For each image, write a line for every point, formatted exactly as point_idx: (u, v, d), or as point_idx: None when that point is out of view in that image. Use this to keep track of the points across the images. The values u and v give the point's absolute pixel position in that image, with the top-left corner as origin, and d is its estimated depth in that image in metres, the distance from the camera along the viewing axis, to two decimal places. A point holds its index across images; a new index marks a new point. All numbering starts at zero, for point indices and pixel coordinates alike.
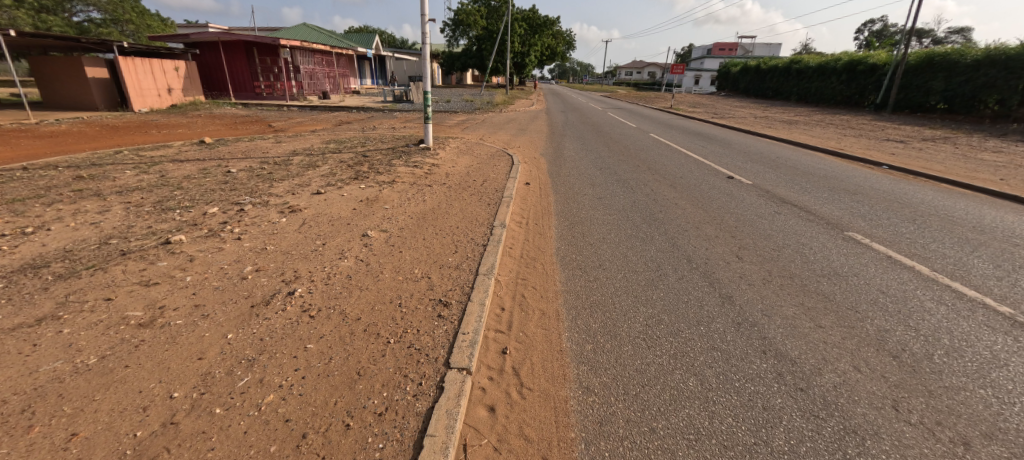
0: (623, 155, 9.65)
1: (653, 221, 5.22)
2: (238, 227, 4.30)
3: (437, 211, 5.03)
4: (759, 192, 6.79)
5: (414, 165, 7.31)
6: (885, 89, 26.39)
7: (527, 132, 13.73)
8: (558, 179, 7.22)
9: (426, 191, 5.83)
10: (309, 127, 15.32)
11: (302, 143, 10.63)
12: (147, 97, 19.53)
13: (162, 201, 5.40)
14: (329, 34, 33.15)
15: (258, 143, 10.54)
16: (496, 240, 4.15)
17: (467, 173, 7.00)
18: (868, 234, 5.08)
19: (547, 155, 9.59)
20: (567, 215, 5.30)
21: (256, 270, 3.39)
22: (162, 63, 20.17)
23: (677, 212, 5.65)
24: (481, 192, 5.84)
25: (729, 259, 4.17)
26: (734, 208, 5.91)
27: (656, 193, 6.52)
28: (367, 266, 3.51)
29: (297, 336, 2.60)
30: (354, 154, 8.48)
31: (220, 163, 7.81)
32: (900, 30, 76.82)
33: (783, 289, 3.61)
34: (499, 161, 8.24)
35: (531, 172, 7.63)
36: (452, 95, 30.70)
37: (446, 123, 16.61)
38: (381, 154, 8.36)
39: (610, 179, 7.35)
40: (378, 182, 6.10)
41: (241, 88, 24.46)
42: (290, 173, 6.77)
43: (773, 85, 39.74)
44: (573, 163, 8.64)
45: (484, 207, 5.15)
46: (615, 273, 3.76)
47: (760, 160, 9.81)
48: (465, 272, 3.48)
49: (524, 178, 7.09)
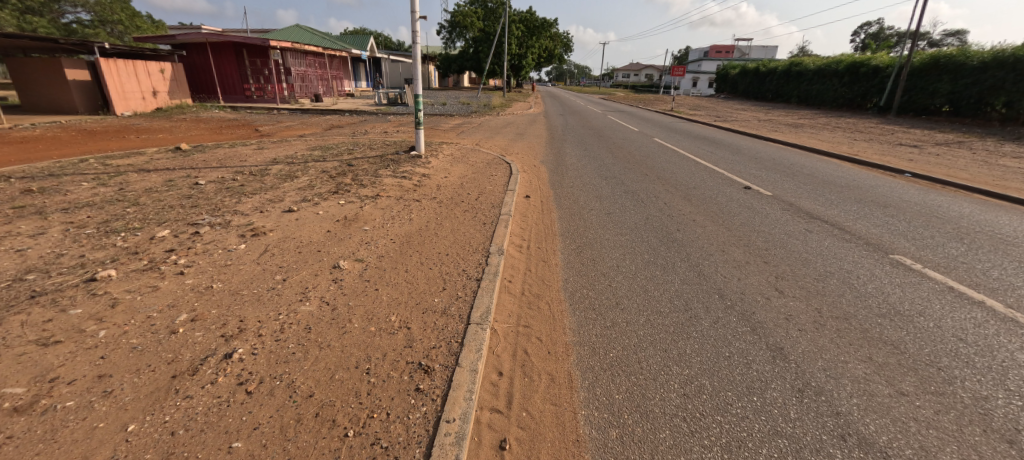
0: (628, 162, 9.02)
1: (671, 242, 4.58)
2: (184, 257, 3.61)
3: (425, 233, 4.37)
4: (782, 205, 6.15)
5: (403, 175, 6.63)
6: (888, 91, 25.91)
7: (526, 137, 13.09)
8: (560, 191, 6.57)
9: (414, 208, 5.14)
10: (297, 132, 14.64)
11: (286, 149, 9.96)
12: (130, 100, 18.80)
13: (109, 221, 4.70)
14: (323, 35, 32.47)
15: (239, 150, 9.86)
16: (493, 273, 3.47)
17: (461, 184, 6.33)
18: (916, 258, 4.43)
19: (548, 162, 8.93)
20: (573, 236, 4.64)
21: (192, 320, 2.71)
22: (146, 65, 19.43)
23: (697, 230, 5.01)
24: (476, 208, 5.16)
25: (768, 294, 3.51)
26: (759, 225, 5.27)
27: (670, 207, 5.88)
28: (332, 313, 2.83)
29: (223, 427, 1.92)
30: (338, 163, 7.79)
31: (190, 174, 7.12)
32: (897, 33, 76.80)
33: (843, 338, 2.94)
34: (497, 169, 7.58)
35: (531, 183, 6.97)
36: (449, 98, 30.06)
37: (441, 127, 15.94)
38: (367, 162, 7.68)
39: (618, 190, 6.72)
40: (360, 197, 5.42)
41: (229, 91, 23.73)
42: (263, 186, 6.09)
43: (774, 87, 39.26)
44: (576, 172, 8.00)
45: (478, 228, 4.49)
46: (637, 316, 3.08)
47: (775, 167, 9.18)
48: (455, 320, 2.80)
49: (524, 190, 6.43)
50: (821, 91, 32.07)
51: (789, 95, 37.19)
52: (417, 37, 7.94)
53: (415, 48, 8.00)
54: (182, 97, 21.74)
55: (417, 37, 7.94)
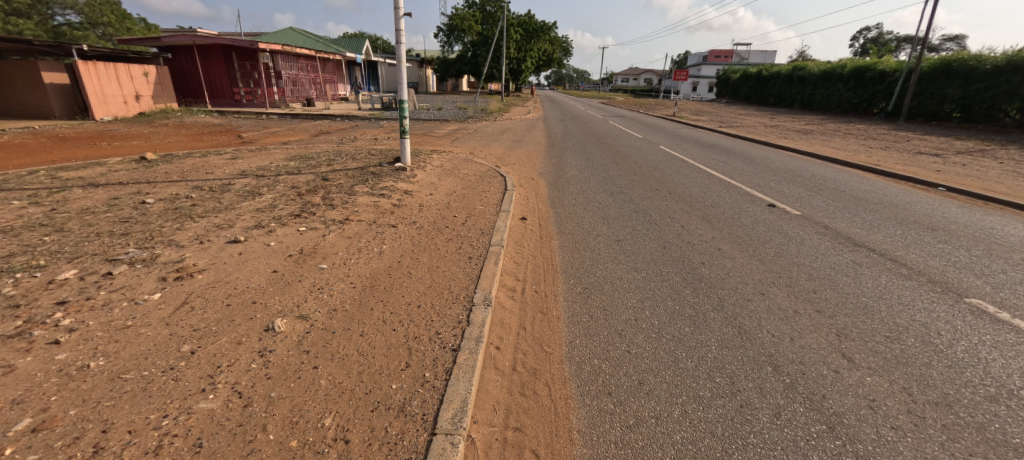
0: (636, 175, 8.22)
1: (698, 281, 3.77)
2: (73, 315, 2.76)
3: (395, 272, 3.53)
4: (817, 229, 5.34)
5: (382, 192, 5.81)
6: (896, 96, 25.21)
7: (523, 144, 12.28)
8: (561, 211, 5.75)
9: (388, 236, 4.29)
10: (282, 138, 13.82)
11: (262, 159, 9.14)
12: (110, 104, 17.99)
13: (12, 254, 3.86)
14: (317, 39, 31.72)
15: (210, 160, 9.02)
16: (475, 339, 2.62)
17: (448, 203, 5.51)
18: (1000, 304, 3.61)
19: (548, 175, 8.14)
20: (578, 274, 3.81)
21: (33, 429, 1.88)
22: (128, 68, 18.63)
23: (725, 263, 4.21)
24: (462, 237, 4.32)
25: (835, 365, 2.68)
26: (797, 255, 4.46)
27: (689, 231, 5.08)
28: (239, 416, 1.98)
29: None
30: (312, 176, 6.95)
31: (143, 190, 6.30)
32: (896, 39, 76.53)
33: (958, 444, 2.11)
34: (491, 183, 6.77)
35: (528, 200, 6.15)
36: (445, 102, 29.30)
37: (434, 134, 15.13)
38: (344, 176, 6.85)
39: (627, 209, 5.93)
40: (324, 221, 4.57)
41: (217, 95, 22.93)
42: (217, 207, 5.25)
43: (776, 91, 38.56)
44: (579, 187, 7.20)
45: (463, 266, 3.66)
46: (670, 409, 2.24)
47: (796, 180, 8.37)
48: (415, 425, 1.96)
49: (520, 210, 5.60)
50: (826, 95, 31.39)
51: (792, 100, 36.46)
52: (401, 36, 7.11)
53: (399, 48, 7.17)
54: (167, 101, 20.93)
55: (401, 37, 7.11)
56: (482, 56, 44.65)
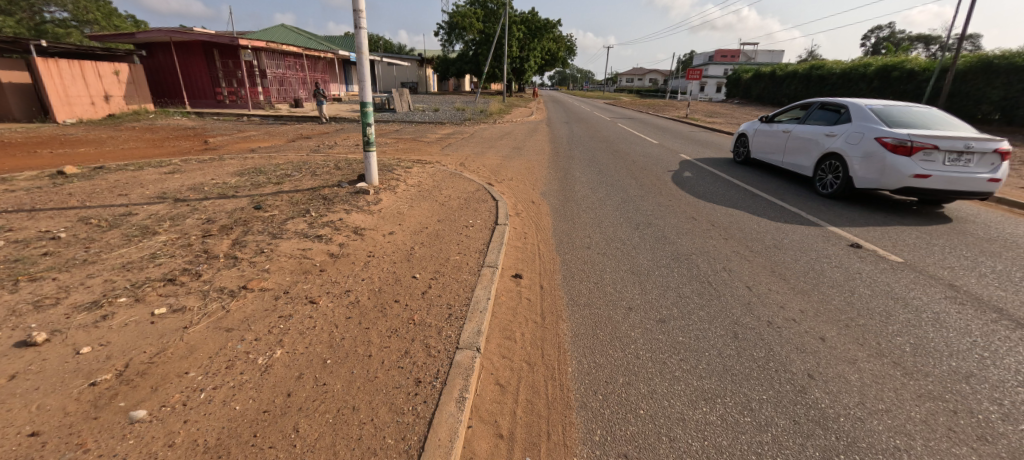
0: (663, 196, 6.57)
1: (822, 429, 2.11)
2: None
3: (268, 430, 1.87)
4: (947, 293, 3.66)
5: (323, 229, 4.16)
6: (927, 97, 23.37)
7: (524, 153, 10.64)
8: (573, 258, 4.10)
9: (295, 325, 2.65)
10: (252, 144, 12.26)
11: (207, 173, 7.54)
12: (75, 105, 16.51)
13: None
14: (309, 36, 30.19)
15: (143, 174, 7.43)
16: None
17: (413, 250, 3.87)
18: None
19: (552, 195, 6.51)
20: (608, 414, 2.15)
21: None
22: (96, 66, 17.13)
23: (844, 373, 2.55)
24: (413, 328, 2.66)
25: None
26: (951, 354, 2.79)
27: (763, 298, 3.42)
28: None
29: None
30: (245, 202, 5.32)
31: (9, 224, 4.68)
32: (909, 38, 74.46)
33: None
34: (479, 213, 5.12)
35: (526, 240, 4.50)
36: (444, 103, 27.67)
37: (424, 140, 13.49)
38: (286, 202, 5.21)
39: (662, 253, 4.29)
40: (204, 293, 2.94)
41: (198, 95, 21.40)
42: (75, 258, 3.63)
43: (791, 92, 36.67)
44: (592, 213, 5.59)
45: (399, 411, 1.99)
46: None
47: (862, 202, 6.69)
48: None
49: (514, 260, 3.96)
50: (846, 97, 29.59)
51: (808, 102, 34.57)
52: (362, 19, 5.50)
53: (359, 35, 5.52)
54: (142, 103, 19.39)
55: (362, 20, 5.50)
56: (484, 55, 42.95)
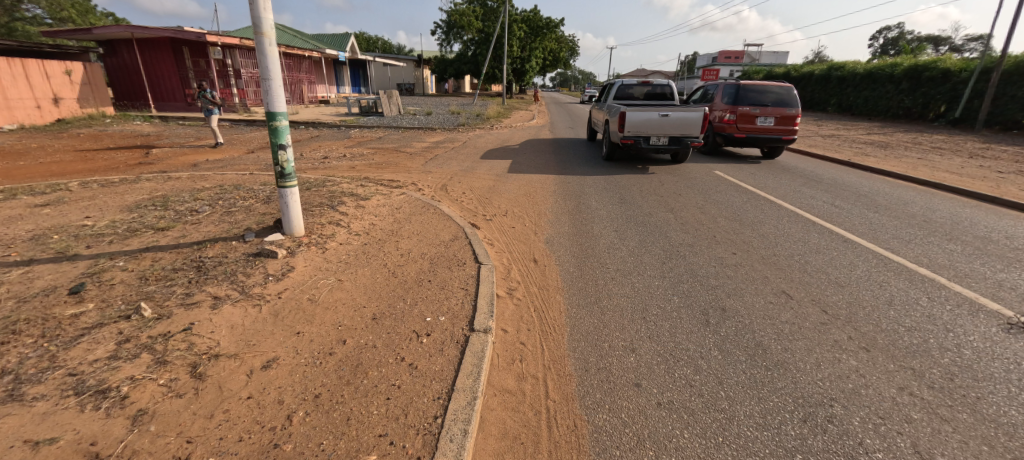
0: (719, 244, 4.57)
1: None
2: None
3: None
4: None
5: (127, 365, 2.16)
6: (965, 99, 21.35)
7: (523, 170, 8.66)
8: (616, 426, 2.06)
9: None
10: (201, 156, 10.33)
11: (93, 206, 5.55)
12: (16, 109, 14.45)
13: None
14: (295, 35, 28.21)
15: (4, 208, 5.44)
16: None
17: (284, 429, 1.84)
18: None
19: (562, 241, 4.52)
20: None
21: None
22: (43, 65, 15.13)
23: None
24: None
25: None
26: None
27: None
28: None
29: None
30: (74, 274, 3.30)
31: None
32: (918, 38, 72.72)
33: None
34: (447, 296, 3.10)
35: (525, 368, 2.46)
36: (439, 106, 25.68)
37: (407, 150, 11.58)
38: (135, 276, 3.20)
39: (778, 403, 2.26)
40: None
41: (164, 97, 19.40)
42: None
43: (807, 93, 34.59)
44: (627, 282, 3.60)
45: None
46: None
47: (1006, 253, 4.66)
48: None
49: (498, 442, 1.93)
50: (869, 99, 27.61)
51: (825, 103, 32.60)
52: None
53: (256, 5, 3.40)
54: (99, 106, 17.42)
55: None
56: (483, 54, 40.96)
